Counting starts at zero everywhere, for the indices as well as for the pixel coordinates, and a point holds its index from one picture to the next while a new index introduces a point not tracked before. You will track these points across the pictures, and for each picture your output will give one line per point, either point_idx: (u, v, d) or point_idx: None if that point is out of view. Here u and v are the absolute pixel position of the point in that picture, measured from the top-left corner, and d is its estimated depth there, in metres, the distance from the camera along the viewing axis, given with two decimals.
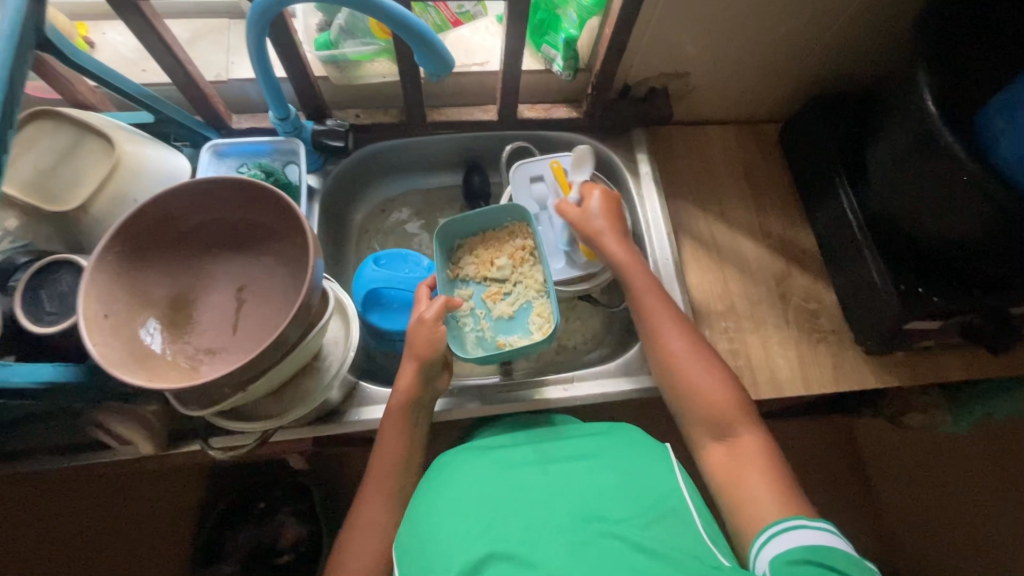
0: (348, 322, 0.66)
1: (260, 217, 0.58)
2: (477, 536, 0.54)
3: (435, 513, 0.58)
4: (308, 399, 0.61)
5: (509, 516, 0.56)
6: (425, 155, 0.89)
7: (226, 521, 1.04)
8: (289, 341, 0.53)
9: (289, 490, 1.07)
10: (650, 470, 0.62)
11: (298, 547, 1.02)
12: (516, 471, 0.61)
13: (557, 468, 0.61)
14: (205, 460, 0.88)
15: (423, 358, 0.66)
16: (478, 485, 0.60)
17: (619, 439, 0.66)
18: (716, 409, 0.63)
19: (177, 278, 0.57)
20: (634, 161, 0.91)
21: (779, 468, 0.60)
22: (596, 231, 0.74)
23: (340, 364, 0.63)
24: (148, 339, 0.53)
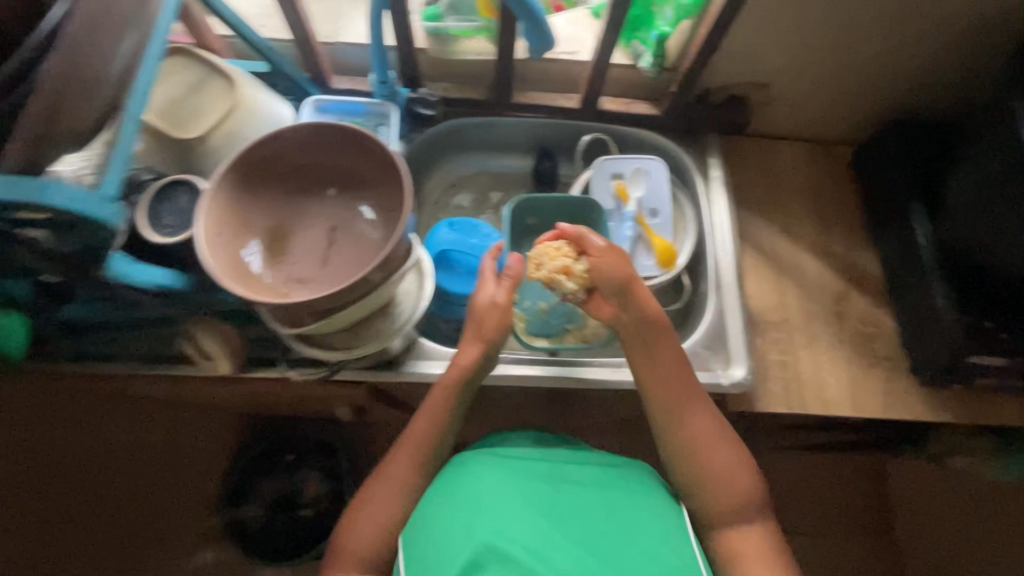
0: (423, 277, 0.69)
1: (359, 163, 0.62)
2: (485, 531, 0.58)
3: (448, 506, 0.60)
4: (377, 339, 0.65)
5: (516, 521, 0.59)
6: (502, 135, 0.92)
7: (252, 471, 1.09)
8: (373, 281, 0.57)
9: (319, 446, 1.12)
10: (662, 515, 0.63)
11: (318, 503, 1.07)
12: (534, 485, 0.63)
13: (566, 494, 0.63)
14: (256, 399, 0.93)
15: (490, 340, 0.69)
16: (493, 488, 0.62)
17: (639, 477, 0.67)
18: (735, 500, 0.63)
19: (277, 211, 0.61)
20: (705, 165, 0.90)
21: (763, 527, 0.63)
22: (656, 318, 0.69)
23: (407, 317, 0.66)
24: (250, 260, 0.58)
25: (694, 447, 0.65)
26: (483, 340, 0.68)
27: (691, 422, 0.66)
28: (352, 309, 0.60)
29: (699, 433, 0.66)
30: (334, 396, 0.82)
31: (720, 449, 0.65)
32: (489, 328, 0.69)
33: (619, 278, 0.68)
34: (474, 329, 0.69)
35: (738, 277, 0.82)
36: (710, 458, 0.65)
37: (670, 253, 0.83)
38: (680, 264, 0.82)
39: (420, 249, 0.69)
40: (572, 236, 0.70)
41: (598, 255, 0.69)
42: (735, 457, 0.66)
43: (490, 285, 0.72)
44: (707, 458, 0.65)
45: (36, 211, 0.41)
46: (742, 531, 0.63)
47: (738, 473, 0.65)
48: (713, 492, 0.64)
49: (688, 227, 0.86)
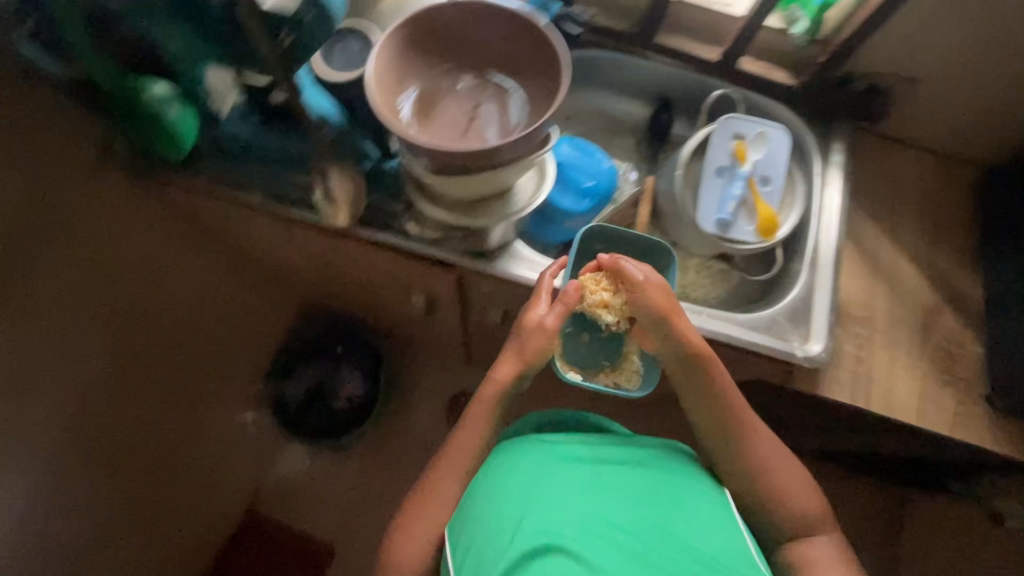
0: (543, 177, 0.72)
1: (517, 50, 0.64)
2: (532, 518, 0.55)
3: (494, 496, 0.60)
4: (488, 217, 0.70)
5: (562, 506, 0.56)
6: (631, 77, 0.94)
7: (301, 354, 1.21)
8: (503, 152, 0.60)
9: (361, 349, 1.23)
10: (704, 494, 0.63)
11: (351, 400, 1.18)
12: (575, 468, 0.62)
13: (609, 484, 0.61)
14: (342, 272, 1.00)
15: (530, 361, 0.68)
16: (535, 476, 0.61)
17: (675, 460, 0.67)
18: (802, 511, 0.66)
19: (432, 76, 0.65)
20: (827, 149, 0.89)
21: (829, 533, 0.66)
22: (703, 356, 0.68)
23: (519, 210, 0.70)
24: (401, 107, 0.63)
25: (753, 472, 0.67)
26: (524, 362, 0.68)
27: (746, 445, 0.68)
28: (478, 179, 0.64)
29: (755, 458, 0.67)
30: (421, 279, 0.88)
31: (779, 468, 0.67)
32: (528, 349, 0.68)
33: (663, 314, 0.67)
34: (517, 348, 0.69)
35: (837, 260, 0.82)
36: (773, 468, 0.67)
37: (772, 222, 0.82)
38: (778, 236, 0.83)
39: (547, 154, 0.71)
40: (612, 266, 0.69)
41: (643, 289, 0.68)
42: (797, 474, 0.68)
43: (541, 303, 0.70)
44: (771, 476, 0.67)
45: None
46: (807, 541, 0.65)
47: (802, 489, 0.67)
48: (781, 506, 0.66)
49: (796, 203, 0.85)
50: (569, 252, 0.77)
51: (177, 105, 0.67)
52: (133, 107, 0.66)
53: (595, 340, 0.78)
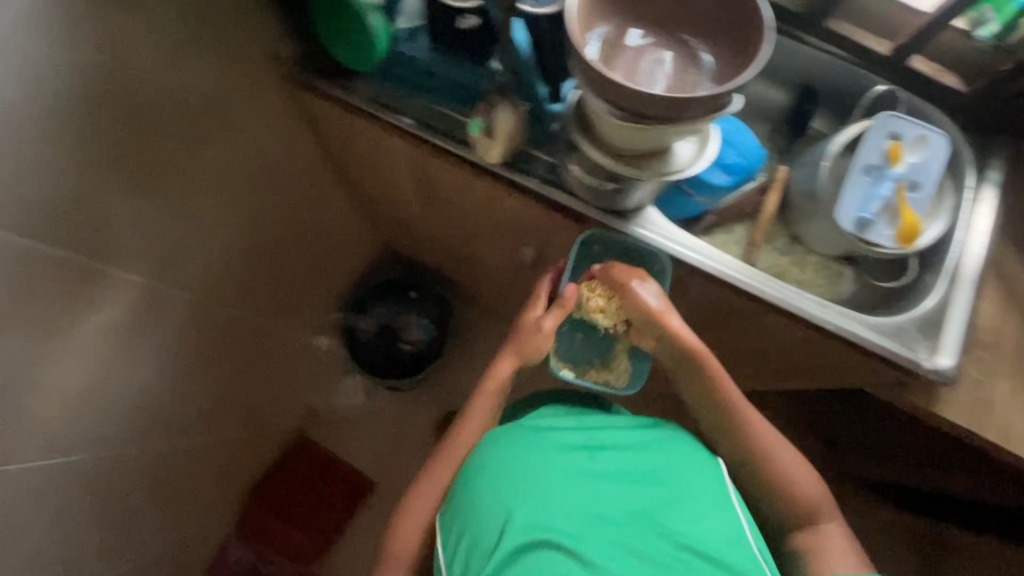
0: (708, 144, 0.69)
1: (716, 14, 0.62)
2: (523, 512, 0.56)
3: (485, 487, 0.60)
4: (643, 171, 0.68)
5: (550, 497, 0.57)
6: (784, 61, 0.93)
7: (378, 295, 1.51)
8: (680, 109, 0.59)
9: (434, 299, 1.54)
10: (702, 468, 0.63)
11: (416, 344, 1.49)
12: (562, 454, 0.62)
13: (597, 474, 0.61)
14: (455, 212, 1.02)
15: (527, 357, 0.73)
16: (523, 462, 0.60)
17: (668, 437, 0.68)
18: (805, 498, 0.66)
19: (622, 20, 0.64)
20: (984, 164, 0.85)
21: (836, 519, 0.66)
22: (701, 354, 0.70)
23: (674, 172, 0.68)
24: (588, 43, 0.61)
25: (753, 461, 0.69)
26: (521, 358, 0.72)
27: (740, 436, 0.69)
28: (645, 127, 0.63)
29: (751, 450, 0.69)
30: (541, 231, 0.89)
31: (780, 455, 0.68)
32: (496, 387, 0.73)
33: (651, 313, 0.70)
34: (517, 349, 0.73)
35: (980, 279, 0.80)
36: (770, 455, 0.68)
37: (915, 230, 0.79)
38: (918, 246, 0.80)
39: (713, 124, 0.69)
40: (608, 271, 0.73)
41: (637, 295, 0.71)
42: (799, 461, 0.68)
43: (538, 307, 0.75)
44: (770, 464, 0.68)
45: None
46: (812, 528, 0.66)
47: (805, 474, 0.67)
48: (780, 493, 0.67)
49: (943, 214, 0.82)
50: (570, 256, 0.80)
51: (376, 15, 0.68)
52: (341, 8, 0.68)
53: (590, 337, 0.81)
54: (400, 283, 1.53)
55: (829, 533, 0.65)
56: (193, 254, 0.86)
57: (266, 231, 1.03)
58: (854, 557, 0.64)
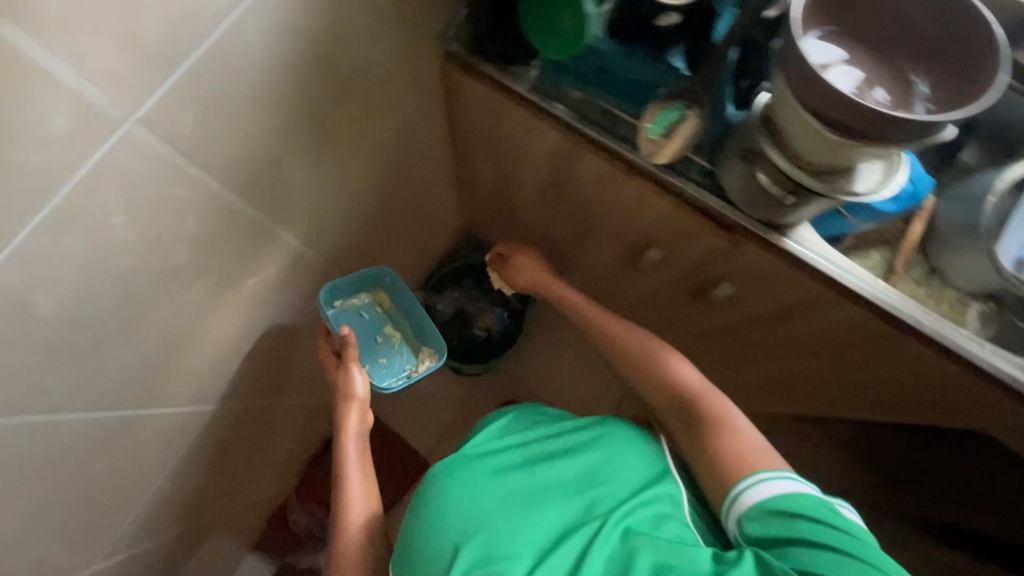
0: (892, 172, 0.68)
1: (938, 49, 0.61)
2: (474, 543, 0.64)
3: (437, 517, 0.68)
4: (827, 187, 0.66)
5: (496, 519, 0.67)
6: None
7: (460, 277, 1.52)
8: (895, 132, 0.57)
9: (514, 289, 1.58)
10: (632, 459, 0.74)
11: (492, 332, 1.56)
12: (500, 478, 0.72)
13: (535, 488, 0.71)
14: (576, 207, 1.03)
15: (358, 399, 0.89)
16: (468, 494, 0.69)
17: (595, 429, 0.78)
18: (700, 406, 0.78)
19: (842, 32, 0.63)
20: None
21: (721, 403, 0.78)
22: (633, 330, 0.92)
23: (857, 195, 0.66)
24: (808, 42, 0.60)
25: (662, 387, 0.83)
26: (353, 401, 0.89)
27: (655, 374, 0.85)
28: (846, 146, 0.62)
29: (664, 376, 0.83)
30: (677, 235, 0.89)
31: (681, 376, 0.82)
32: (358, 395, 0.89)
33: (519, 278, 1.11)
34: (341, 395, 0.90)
35: None
36: (671, 376, 0.83)
37: None
38: None
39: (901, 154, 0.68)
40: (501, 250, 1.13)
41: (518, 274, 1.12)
42: (693, 376, 0.82)
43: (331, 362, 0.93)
44: (677, 382, 0.82)
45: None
46: (696, 413, 0.78)
47: (693, 382, 0.81)
48: (677, 405, 0.80)
49: None
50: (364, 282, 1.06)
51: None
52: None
53: (392, 350, 1.09)
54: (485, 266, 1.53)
55: (725, 429, 0.75)
56: (336, 225, 0.89)
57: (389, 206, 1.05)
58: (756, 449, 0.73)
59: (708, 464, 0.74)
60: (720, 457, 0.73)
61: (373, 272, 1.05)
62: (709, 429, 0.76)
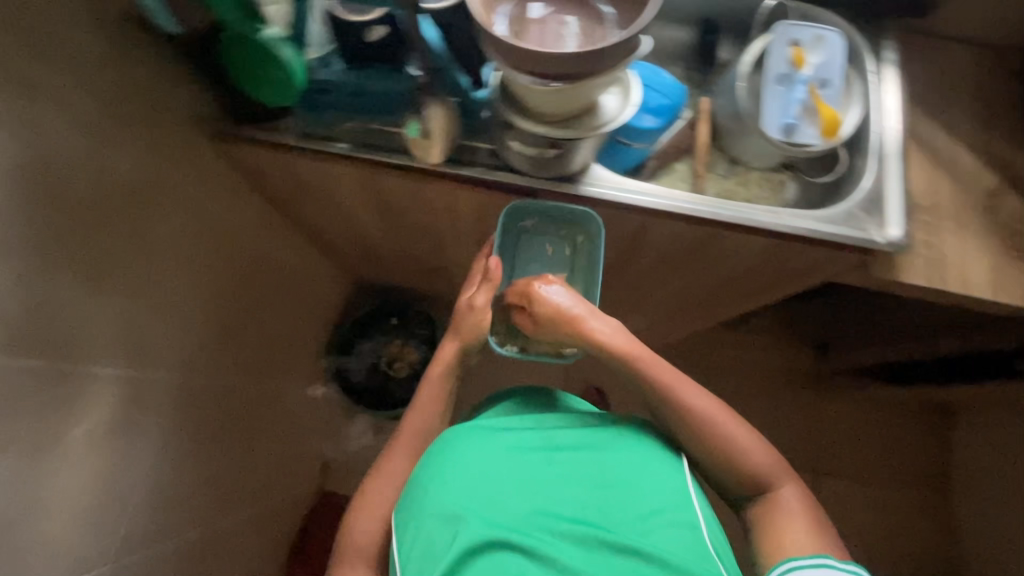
0: (626, 90, 0.73)
1: None
2: (480, 517, 0.60)
3: (450, 488, 0.63)
4: (580, 129, 0.71)
5: (516, 499, 0.62)
6: None
7: (360, 328, 1.57)
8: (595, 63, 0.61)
9: (418, 316, 1.59)
10: (665, 469, 0.68)
11: (415, 365, 1.54)
12: (526, 453, 0.67)
13: (557, 470, 0.66)
14: (413, 223, 1.04)
15: (465, 338, 0.83)
16: (484, 469, 0.64)
17: (628, 436, 0.70)
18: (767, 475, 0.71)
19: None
20: (878, 47, 0.92)
21: (789, 485, 0.71)
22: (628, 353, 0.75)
23: (606, 124, 0.71)
24: (498, 19, 0.65)
25: (724, 455, 0.71)
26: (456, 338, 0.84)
27: (716, 435, 0.71)
28: (566, 91, 0.66)
29: (730, 439, 0.71)
30: (502, 217, 0.92)
31: (734, 433, 0.71)
32: (467, 329, 0.84)
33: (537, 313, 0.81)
34: (456, 330, 0.84)
35: (900, 152, 0.86)
36: (738, 449, 0.71)
37: (834, 123, 0.85)
38: (842, 137, 0.85)
39: (627, 71, 0.74)
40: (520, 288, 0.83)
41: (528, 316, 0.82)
42: (760, 448, 0.71)
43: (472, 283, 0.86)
44: (744, 455, 0.70)
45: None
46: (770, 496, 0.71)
47: (763, 454, 0.71)
48: (747, 472, 0.71)
49: (858, 101, 0.87)
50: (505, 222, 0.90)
51: (289, 49, 0.69)
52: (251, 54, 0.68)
53: None
54: (378, 313, 1.59)
55: (780, 501, 0.70)
56: (169, 332, 0.86)
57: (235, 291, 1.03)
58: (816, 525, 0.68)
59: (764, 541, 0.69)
60: (776, 539, 0.68)
61: (578, 219, 0.89)
62: (773, 513, 0.70)
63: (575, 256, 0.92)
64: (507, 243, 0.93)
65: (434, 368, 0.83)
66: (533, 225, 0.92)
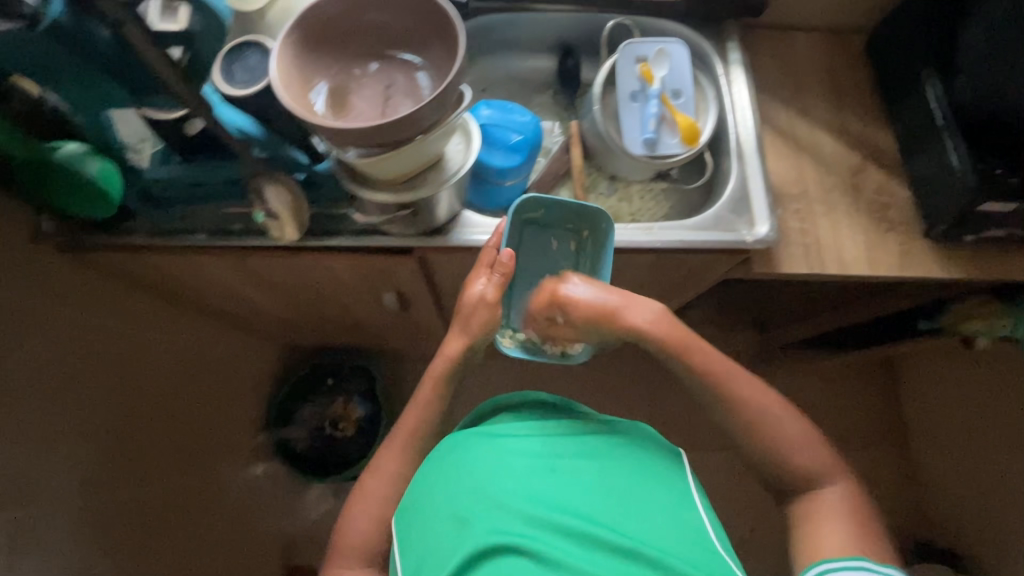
0: (469, 138, 0.74)
1: (412, 29, 0.66)
2: (486, 526, 0.54)
3: (448, 500, 0.58)
4: (433, 185, 0.70)
5: (522, 504, 0.55)
6: (526, 32, 0.99)
7: (297, 395, 1.50)
8: (414, 127, 0.60)
9: (356, 371, 1.54)
10: (666, 471, 0.63)
11: (361, 422, 1.48)
12: (528, 460, 0.60)
13: (568, 470, 0.60)
14: (306, 293, 1.01)
15: (474, 335, 0.77)
16: (484, 476, 0.58)
17: (636, 442, 0.66)
18: (823, 463, 0.70)
19: (336, 71, 0.66)
20: (724, 50, 0.94)
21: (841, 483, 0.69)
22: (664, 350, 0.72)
23: (456, 174, 0.71)
24: (315, 100, 0.64)
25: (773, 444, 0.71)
26: (467, 336, 0.77)
27: (770, 423, 0.71)
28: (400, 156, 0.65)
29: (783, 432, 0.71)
30: (386, 276, 0.89)
31: (780, 417, 0.72)
32: (475, 325, 0.77)
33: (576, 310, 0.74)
34: (461, 325, 0.78)
35: (759, 149, 0.87)
36: (785, 433, 0.71)
37: (693, 130, 0.86)
38: (703, 141, 0.86)
39: (465, 115, 0.74)
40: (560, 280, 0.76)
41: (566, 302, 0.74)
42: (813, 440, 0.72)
43: (482, 274, 0.77)
44: (794, 450, 0.70)
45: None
46: (819, 493, 0.69)
47: (813, 446, 0.71)
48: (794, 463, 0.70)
49: (710, 106, 0.89)
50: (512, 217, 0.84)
51: (96, 160, 0.65)
52: (62, 187, 0.64)
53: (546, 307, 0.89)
54: (313, 376, 1.53)
55: (825, 496, 0.68)
56: (28, 457, 0.81)
57: (114, 394, 0.97)
58: (864, 526, 0.66)
59: (801, 538, 0.67)
60: (815, 537, 0.66)
61: (586, 215, 0.85)
62: (816, 511, 0.68)
63: (579, 252, 0.88)
64: (515, 240, 0.87)
65: (438, 364, 0.79)
66: (542, 217, 0.87)
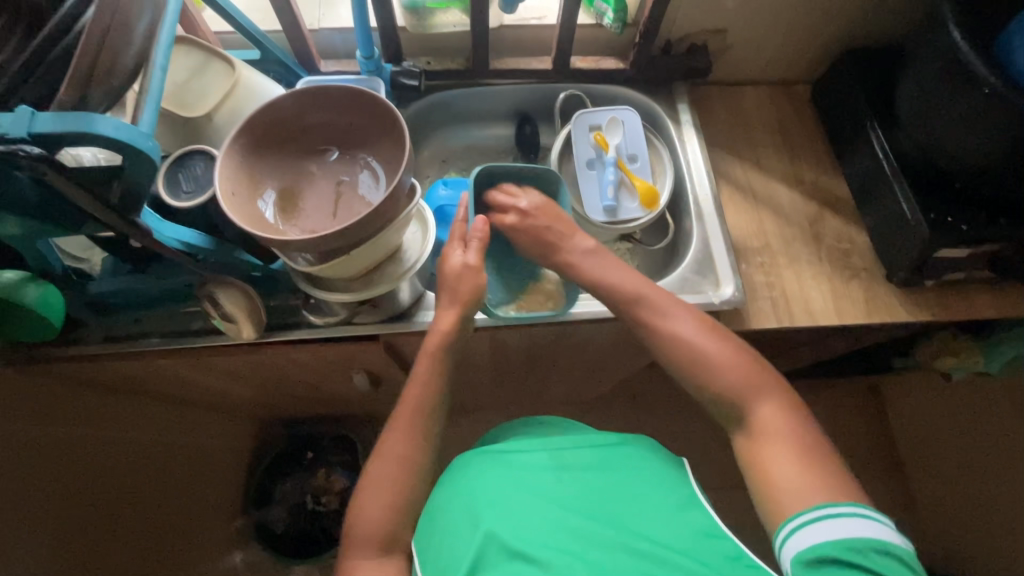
0: (426, 227, 0.74)
1: (360, 126, 0.67)
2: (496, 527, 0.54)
3: (456, 522, 0.57)
4: (393, 279, 0.70)
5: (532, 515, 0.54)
6: (482, 105, 1.00)
7: (275, 471, 1.38)
8: (363, 231, 0.59)
9: (333, 442, 1.42)
10: (663, 473, 0.61)
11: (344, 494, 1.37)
12: (531, 473, 0.60)
13: (570, 479, 0.59)
14: (274, 377, 0.97)
15: (465, 302, 0.72)
16: (493, 492, 0.57)
17: (638, 448, 0.64)
18: (770, 405, 0.64)
19: (285, 174, 0.66)
20: (676, 112, 0.97)
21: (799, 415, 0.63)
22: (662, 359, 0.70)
23: (415, 264, 0.70)
24: (264, 209, 0.64)
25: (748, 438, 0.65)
26: (458, 303, 0.71)
27: (732, 378, 0.66)
28: (355, 257, 0.64)
29: (749, 388, 0.65)
30: (353, 359, 0.86)
31: (739, 376, 0.66)
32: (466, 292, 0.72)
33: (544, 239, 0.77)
34: (450, 295, 0.72)
35: (717, 208, 0.89)
36: (750, 401, 0.65)
37: (651, 194, 0.87)
38: (663, 204, 0.87)
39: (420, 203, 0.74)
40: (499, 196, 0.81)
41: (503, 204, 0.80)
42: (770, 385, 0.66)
43: (458, 245, 0.74)
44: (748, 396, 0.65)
45: (85, 141, 0.47)
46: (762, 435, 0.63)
47: (766, 393, 0.65)
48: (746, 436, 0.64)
49: (667, 168, 0.91)
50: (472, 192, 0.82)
51: (36, 286, 0.64)
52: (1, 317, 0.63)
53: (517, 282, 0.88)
54: (289, 450, 1.41)
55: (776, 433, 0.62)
56: None
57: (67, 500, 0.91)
58: (814, 460, 0.60)
59: (754, 479, 0.62)
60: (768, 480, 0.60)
61: (540, 179, 0.84)
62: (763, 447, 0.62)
63: None
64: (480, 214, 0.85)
65: (431, 338, 0.72)
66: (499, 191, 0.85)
